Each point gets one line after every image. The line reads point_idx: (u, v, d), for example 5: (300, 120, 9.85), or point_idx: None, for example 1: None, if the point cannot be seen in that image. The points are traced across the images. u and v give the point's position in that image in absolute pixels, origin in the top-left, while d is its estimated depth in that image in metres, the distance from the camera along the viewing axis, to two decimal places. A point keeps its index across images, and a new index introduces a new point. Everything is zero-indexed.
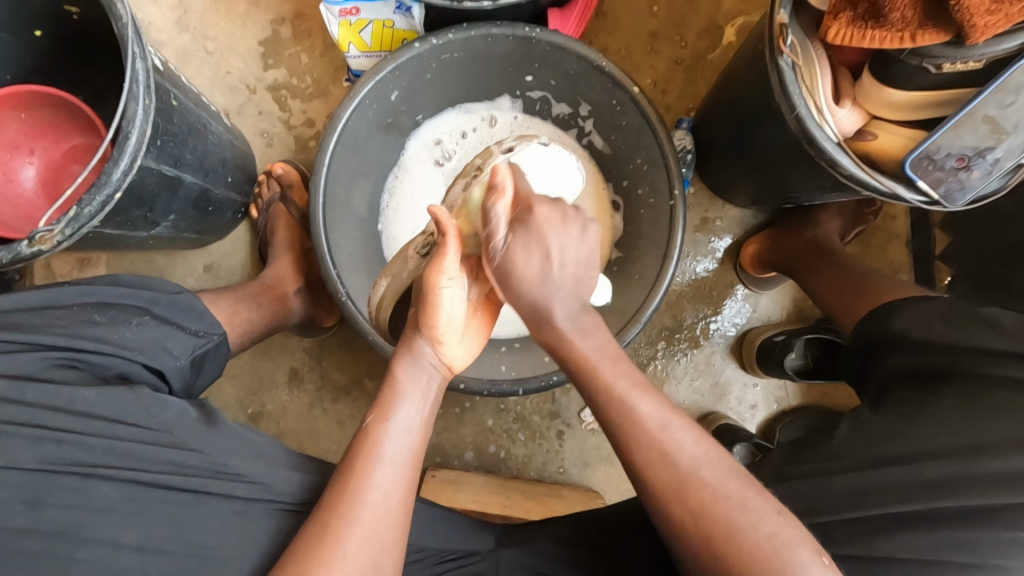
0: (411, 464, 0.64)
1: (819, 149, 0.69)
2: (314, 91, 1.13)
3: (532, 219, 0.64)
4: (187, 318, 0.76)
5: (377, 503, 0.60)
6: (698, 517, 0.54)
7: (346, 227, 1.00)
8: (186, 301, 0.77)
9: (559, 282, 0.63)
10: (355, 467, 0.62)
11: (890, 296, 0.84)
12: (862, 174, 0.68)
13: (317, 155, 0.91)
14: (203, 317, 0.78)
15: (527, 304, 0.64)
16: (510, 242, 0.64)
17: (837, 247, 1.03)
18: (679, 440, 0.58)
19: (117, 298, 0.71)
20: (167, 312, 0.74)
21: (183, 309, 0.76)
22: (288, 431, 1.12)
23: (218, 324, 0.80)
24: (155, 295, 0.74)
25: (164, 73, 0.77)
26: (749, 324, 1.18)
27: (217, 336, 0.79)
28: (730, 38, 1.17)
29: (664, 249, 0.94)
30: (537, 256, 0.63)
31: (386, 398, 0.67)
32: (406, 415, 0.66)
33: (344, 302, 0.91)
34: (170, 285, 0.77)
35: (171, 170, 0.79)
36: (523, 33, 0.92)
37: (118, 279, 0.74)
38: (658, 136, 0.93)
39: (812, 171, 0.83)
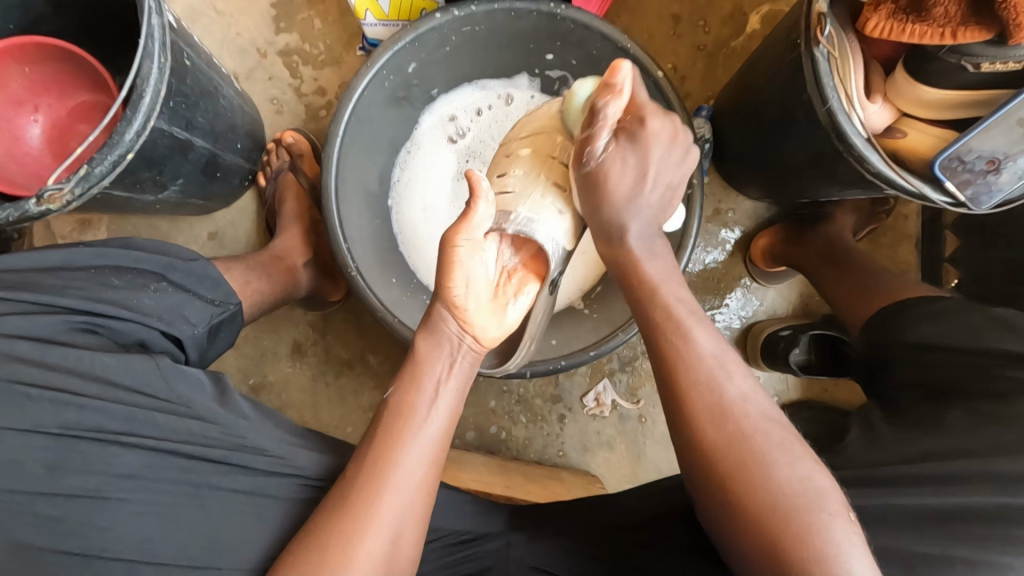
0: (435, 448, 0.63)
1: (849, 146, 0.68)
2: (326, 58, 1.10)
3: (644, 128, 0.65)
4: (203, 287, 0.75)
5: (397, 490, 0.59)
6: (729, 452, 0.54)
7: (358, 201, 0.98)
8: (202, 269, 0.76)
9: (642, 206, 0.66)
10: (384, 451, 0.60)
11: (903, 296, 0.84)
12: (891, 174, 0.67)
13: (332, 124, 0.89)
14: (218, 286, 0.77)
15: (598, 229, 0.68)
16: (609, 158, 0.65)
17: (851, 245, 1.02)
18: (731, 373, 0.58)
19: (131, 262, 0.70)
20: (182, 280, 0.73)
21: (199, 278, 0.75)
22: (290, 404, 1.12)
23: (234, 294, 0.79)
24: (170, 261, 0.73)
25: (179, 31, 0.75)
26: (755, 317, 1.18)
27: (232, 307, 0.78)
28: (755, 26, 1.15)
29: (679, 238, 0.94)
30: (631, 176, 0.65)
31: (413, 373, 0.65)
32: (435, 403, 0.64)
33: (354, 277, 0.91)
34: (187, 252, 0.76)
35: (184, 133, 0.76)
36: (548, 9, 0.90)
37: (133, 242, 0.72)
38: (679, 123, 0.91)
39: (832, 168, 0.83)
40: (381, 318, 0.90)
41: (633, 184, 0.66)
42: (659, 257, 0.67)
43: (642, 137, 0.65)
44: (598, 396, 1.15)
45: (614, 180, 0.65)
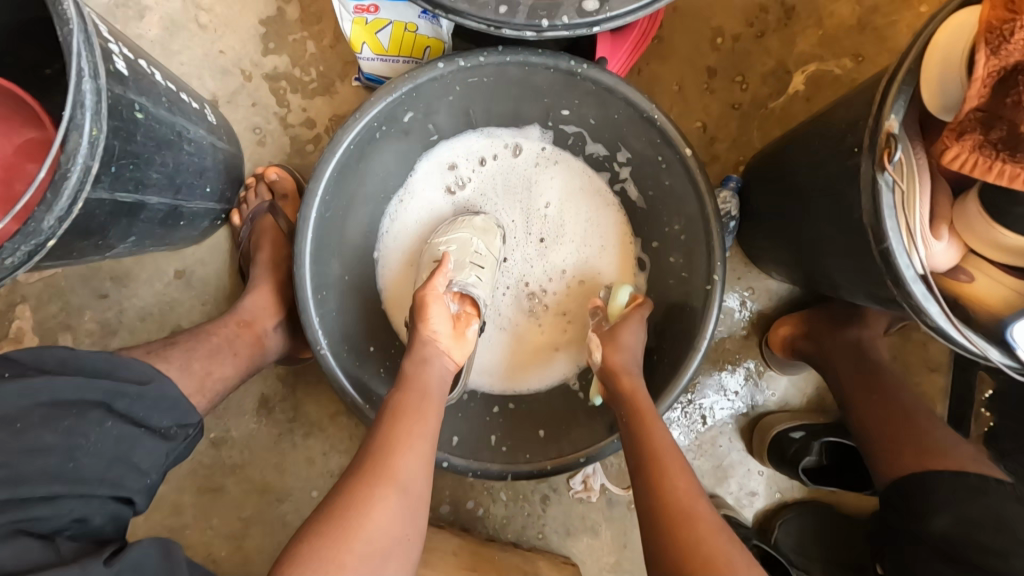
0: (425, 459, 0.69)
1: (904, 291, 0.57)
2: (318, 87, 0.99)
3: (629, 334, 0.82)
4: (157, 413, 0.66)
5: (411, 472, 0.66)
6: (664, 508, 0.60)
7: (340, 261, 0.87)
8: (158, 390, 0.66)
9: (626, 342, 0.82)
10: (384, 456, 0.66)
11: (938, 454, 0.76)
12: (951, 331, 0.56)
13: (310, 181, 0.77)
14: (177, 407, 0.68)
15: (599, 344, 0.83)
16: (608, 352, 0.81)
17: (880, 357, 0.93)
18: (677, 462, 0.65)
19: (71, 394, 0.60)
20: (131, 407, 0.63)
21: (154, 401, 0.66)
22: (252, 461, 1.03)
23: (194, 408, 0.70)
24: (120, 386, 0.63)
25: (130, 78, 0.62)
26: (765, 406, 1.09)
27: (192, 425, 0.70)
28: (799, 87, 1.02)
29: (692, 336, 0.84)
30: (636, 346, 0.82)
31: (407, 377, 0.76)
32: (428, 407, 0.73)
33: (323, 355, 0.80)
34: (141, 370, 0.66)
35: (130, 196, 0.65)
36: (567, 66, 0.78)
37: (74, 360, 0.62)
38: (707, 209, 0.81)
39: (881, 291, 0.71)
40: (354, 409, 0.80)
41: (638, 354, 0.81)
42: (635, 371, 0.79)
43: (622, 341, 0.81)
44: (587, 479, 1.05)
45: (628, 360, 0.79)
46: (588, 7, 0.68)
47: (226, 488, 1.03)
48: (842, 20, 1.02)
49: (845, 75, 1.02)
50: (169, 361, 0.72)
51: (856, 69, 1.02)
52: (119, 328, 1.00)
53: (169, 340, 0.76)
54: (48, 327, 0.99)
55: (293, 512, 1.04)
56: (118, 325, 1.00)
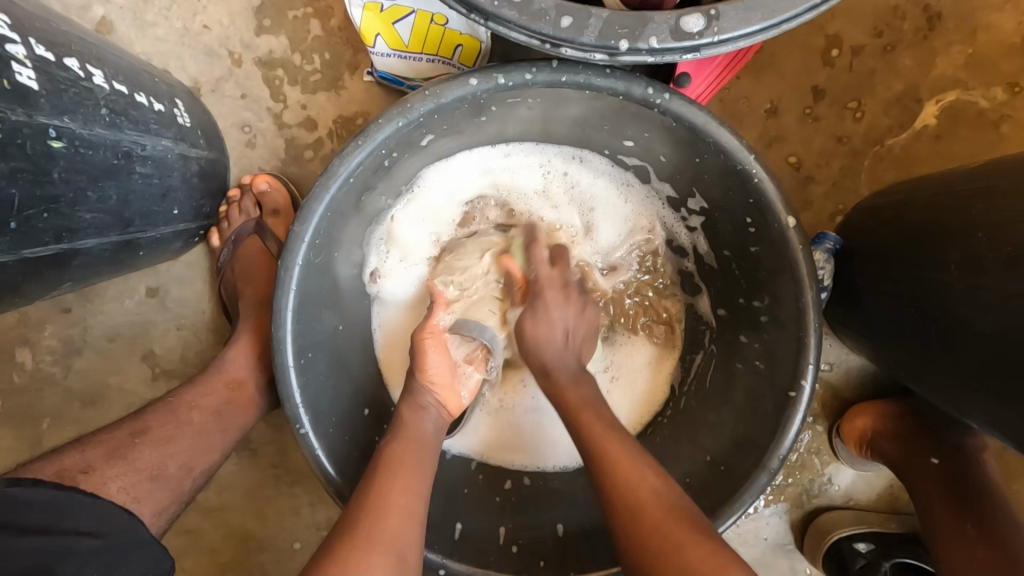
0: (421, 500, 0.59)
1: None
2: (321, 80, 0.80)
3: (545, 301, 0.69)
4: (119, 567, 0.55)
5: (406, 524, 0.57)
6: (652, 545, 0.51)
7: (333, 311, 0.71)
8: (117, 541, 0.55)
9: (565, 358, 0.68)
10: (382, 514, 0.56)
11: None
12: None
13: (297, 223, 0.61)
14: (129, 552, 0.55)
15: (537, 365, 0.69)
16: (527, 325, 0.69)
17: (992, 476, 0.73)
18: (649, 475, 0.56)
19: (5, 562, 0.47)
20: (82, 569, 0.51)
21: (114, 552, 0.55)
22: (229, 506, 0.91)
23: (166, 551, 0.60)
24: (73, 541, 0.51)
25: (45, 95, 0.45)
26: (824, 500, 0.92)
27: (157, 575, 0.59)
28: (929, 121, 0.80)
29: (761, 447, 0.67)
30: (554, 331, 0.68)
31: (406, 425, 0.65)
32: (426, 461, 0.63)
33: (304, 436, 0.65)
34: (101, 516, 0.55)
35: (50, 248, 0.49)
36: (641, 95, 0.59)
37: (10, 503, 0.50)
38: (803, 296, 0.62)
39: None
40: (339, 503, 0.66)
41: (561, 340, 0.68)
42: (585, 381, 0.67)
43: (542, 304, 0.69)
44: None
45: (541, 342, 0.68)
46: (687, 27, 0.48)
47: (199, 533, 0.92)
48: (998, 37, 0.79)
49: (992, 110, 0.79)
50: (138, 469, 0.63)
51: (1007, 103, 0.79)
52: (83, 347, 0.87)
53: (137, 425, 0.66)
54: (4, 340, 0.87)
55: (273, 565, 0.92)
56: (83, 344, 0.87)
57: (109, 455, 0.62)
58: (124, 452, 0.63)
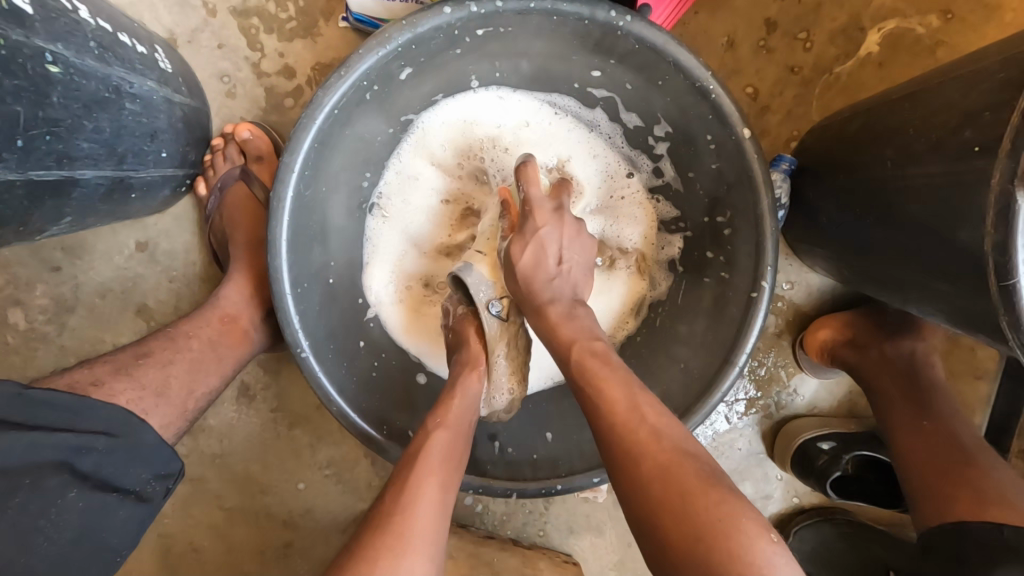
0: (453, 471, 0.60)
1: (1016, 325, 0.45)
2: (297, 27, 0.82)
3: (534, 222, 0.68)
4: (132, 471, 0.53)
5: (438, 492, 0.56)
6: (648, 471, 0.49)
7: (323, 247, 0.75)
8: (132, 443, 0.53)
9: (558, 288, 0.66)
10: (415, 488, 0.55)
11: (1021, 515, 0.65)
12: None
13: (285, 154, 0.64)
14: (159, 453, 0.56)
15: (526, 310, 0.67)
16: (514, 246, 0.68)
17: (935, 374, 0.82)
18: (653, 414, 0.53)
19: (20, 459, 0.46)
20: (100, 468, 0.51)
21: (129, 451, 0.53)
22: (233, 451, 0.95)
23: (177, 455, 0.57)
24: (86, 441, 0.50)
25: (40, 18, 0.47)
26: (791, 409, 1.00)
27: (173, 476, 0.57)
28: (872, 48, 0.86)
29: (729, 348, 0.73)
30: (542, 253, 0.67)
31: (451, 408, 0.65)
32: (462, 438, 0.63)
33: (304, 359, 0.69)
34: (114, 417, 0.53)
35: (51, 172, 0.52)
36: (605, 19, 0.63)
37: (25, 404, 0.48)
38: (760, 204, 0.68)
39: (955, 304, 0.59)
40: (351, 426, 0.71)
41: (553, 260, 0.67)
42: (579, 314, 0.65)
43: (532, 228, 0.68)
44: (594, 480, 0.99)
45: (530, 266, 0.66)
46: None
47: (204, 479, 0.96)
48: None
49: (928, 36, 0.85)
50: (143, 385, 0.60)
51: (942, 29, 0.85)
52: (76, 305, 0.89)
53: (140, 349, 0.64)
54: None
55: (279, 505, 0.96)
56: (75, 302, 0.89)
57: (117, 370, 0.60)
58: (129, 370, 0.61)
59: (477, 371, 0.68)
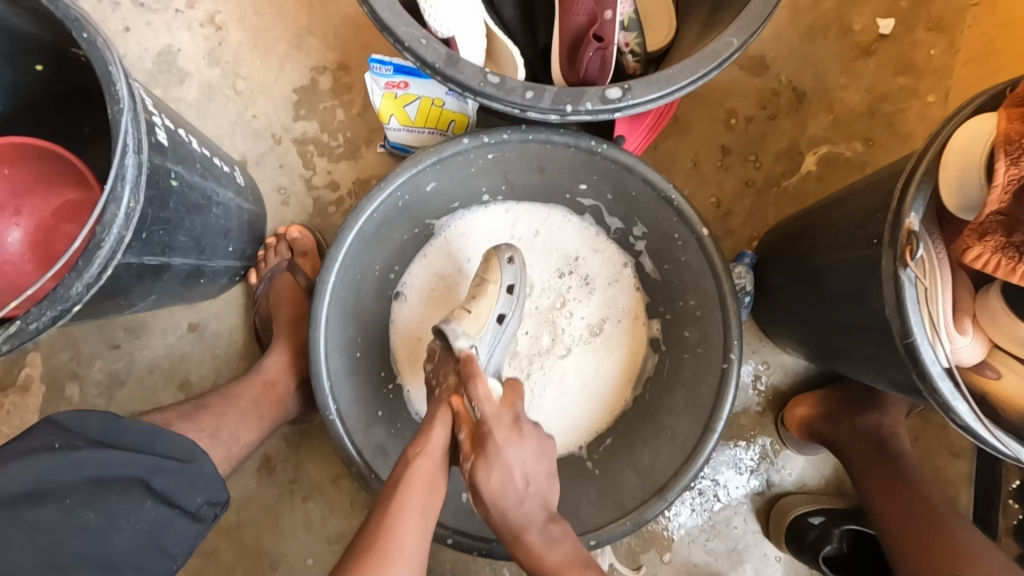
0: (428, 482, 0.69)
1: (921, 374, 0.56)
2: (344, 152, 1.02)
3: (495, 440, 0.69)
4: (191, 493, 0.64)
5: (416, 513, 0.67)
6: None
7: (353, 325, 0.87)
8: (194, 469, 0.65)
9: (529, 512, 0.68)
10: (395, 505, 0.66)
11: (976, 566, 0.72)
12: (964, 409, 0.55)
13: (333, 247, 0.80)
14: (211, 484, 0.66)
15: None
16: (476, 464, 0.69)
17: (903, 446, 0.90)
18: None
19: (113, 470, 0.58)
20: (168, 486, 0.62)
21: (189, 478, 0.64)
22: (249, 523, 1.00)
23: (224, 486, 0.68)
24: (154, 466, 0.61)
25: (170, 148, 0.65)
26: (781, 486, 1.05)
27: (219, 504, 0.67)
28: (810, 167, 1.05)
29: (708, 415, 0.82)
30: (510, 476, 0.69)
31: (429, 438, 0.71)
32: (442, 458, 0.71)
33: (332, 421, 0.79)
34: (184, 446, 0.66)
35: (157, 258, 0.66)
36: (587, 146, 0.81)
37: (120, 430, 0.62)
38: (722, 288, 0.82)
39: (885, 369, 0.70)
40: (367, 483, 0.80)
41: (520, 480, 0.69)
42: None
43: (495, 447, 0.69)
44: (595, 557, 1.01)
45: None
46: (611, 95, 0.70)
47: (218, 552, 0.99)
48: (850, 107, 1.06)
49: (855, 158, 1.05)
50: (200, 428, 0.72)
51: (865, 153, 1.05)
52: (127, 379, 1.00)
53: (198, 403, 0.77)
54: (57, 375, 0.99)
55: None
56: (127, 376, 1.00)
57: (180, 417, 0.72)
58: (191, 417, 0.73)
59: (451, 407, 0.73)
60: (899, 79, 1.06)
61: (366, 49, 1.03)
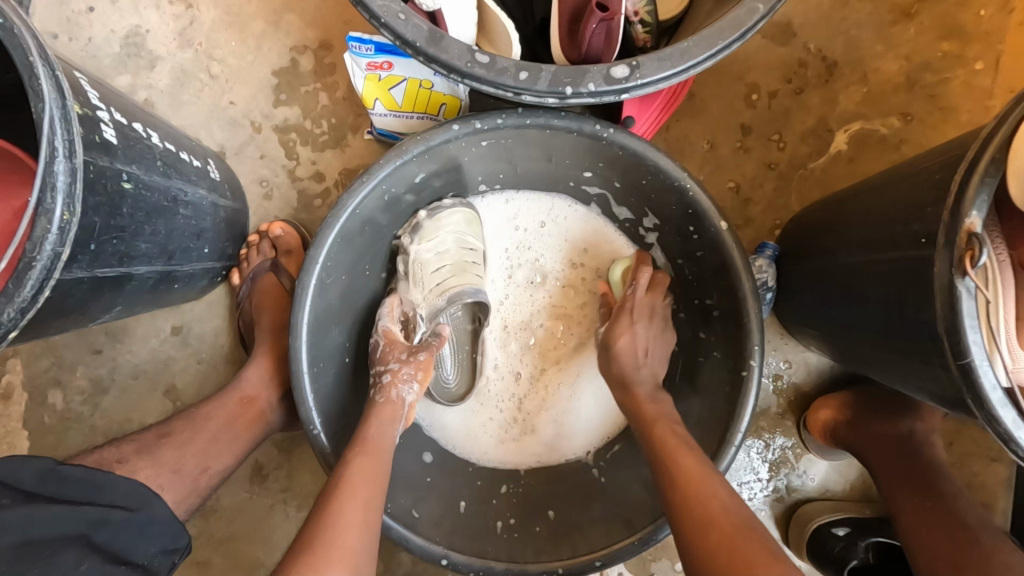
0: (361, 460, 0.65)
1: (980, 400, 0.48)
2: (328, 139, 0.95)
3: (629, 316, 0.80)
4: (143, 544, 0.56)
5: (359, 479, 0.63)
6: (697, 507, 0.58)
7: (340, 330, 0.81)
8: (145, 516, 0.57)
9: (645, 375, 0.76)
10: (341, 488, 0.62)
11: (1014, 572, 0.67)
12: None
13: (313, 247, 0.73)
14: (167, 531, 0.58)
15: (617, 375, 0.77)
16: (624, 325, 0.79)
17: (936, 453, 0.83)
18: (722, 492, 0.59)
19: (45, 528, 0.50)
20: (113, 539, 0.53)
21: (140, 527, 0.56)
22: (242, 533, 0.96)
23: (185, 529, 0.60)
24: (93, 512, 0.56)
25: (120, 147, 0.58)
26: (801, 492, 0.99)
27: (180, 551, 0.59)
28: (841, 146, 0.95)
29: (726, 427, 0.74)
30: (635, 343, 0.79)
31: (371, 438, 0.69)
32: (384, 452, 0.68)
33: (316, 436, 0.73)
34: (133, 491, 0.58)
35: (114, 269, 0.60)
36: (591, 131, 0.73)
37: (56, 478, 0.54)
38: (742, 288, 0.73)
39: (927, 383, 0.62)
40: None
41: (641, 351, 0.78)
42: (662, 399, 0.73)
43: (630, 314, 0.80)
44: None
45: (627, 350, 0.78)
46: (616, 74, 0.61)
47: (212, 562, 0.96)
48: (887, 77, 0.95)
49: (892, 135, 0.95)
50: (159, 464, 0.66)
51: (903, 128, 0.94)
52: (111, 386, 0.95)
53: (162, 429, 0.71)
54: (38, 383, 0.95)
55: None
56: (110, 383, 0.95)
57: (139, 450, 0.66)
58: (150, 450, 0.66)
59: (400, 413, 0.74)
60: (943, 44, 0.94)
61: (348, 25, 0.94)
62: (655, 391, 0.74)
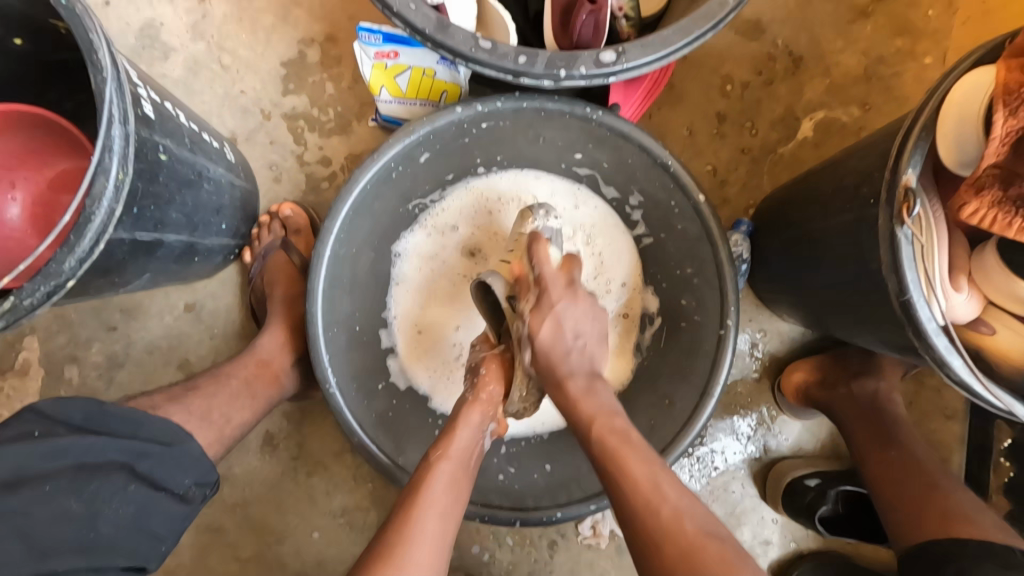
0: (442, 475, 0.67)
1: (918, 333, 0.57)
2: (334, 126, 1.01)
3: (550, 297, 0.75)
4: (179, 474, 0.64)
5: (441, 485, 0.66)
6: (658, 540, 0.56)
7: (350, 300, 0.87)
8: (180, 450, 0.65)
9: (576, 363, 0.73)
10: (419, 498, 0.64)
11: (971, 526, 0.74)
12: (958, 362, 0.56)
13: (328, 220, 0.79)
14: (200, 465, 0.67)
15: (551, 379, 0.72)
16: (534, 322, 0.74)
17: (896, 409, 0.92)
18: (675, 491, 0.60)
19: (96, 456, 0.58)
20: (153, 469, 0.62)
21: (178, 459, 0.65)
22: (253, 500, 1.01)
23: (213, 466, 0.69)
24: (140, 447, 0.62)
25: (157, 122, 0.64)
26: (777, 451, 1.07)
27: (210, 485, 0.68)
28: (807, 132, 1.05)
29: (706, 379, 0.82)
30: (561, 330, 0.74)
31: (451, 440, 0.70)
32: (463, 456, 0.70)
33: (331, 394, 0.81)
34: (167, 429, 0.66)
35: (149, 234, 0.66)
36: (581, 113, 0.80)
37: (102, 415, 0.62)
38: (718, 254, 0.81)
39: (879, 330, 0.71)
40: (370, 455, 0.82)
41: (570, 335, 0.74)
42: (597, 390, 0.71)
43: (549, 301, 0.75)
44: (596, 524, 1.03)
45: (549, 340, 0.74)
46: (605, 59, 0.69)
47: (225, 528, 1.01)
48: (847, 70, 1.05)
49: (852, 123, 1.04)
50: (190, 410, 0.71)
51: (862, 117, 1.04)
52: (126, 361, 1.00)
53: (191, 382, 0.77)
54: (55, 359, 0.99)
55: (294, 555, 1.01)
56: (125, 358, 1.00)
57: (170, 398, 0.72)
58: (181, 398, 0.73)
59: (477, 407, 0.75)
60: (896, 41, 1.04)
61: (353, 19, 1.00)
62: (590, 382, 0.72)
